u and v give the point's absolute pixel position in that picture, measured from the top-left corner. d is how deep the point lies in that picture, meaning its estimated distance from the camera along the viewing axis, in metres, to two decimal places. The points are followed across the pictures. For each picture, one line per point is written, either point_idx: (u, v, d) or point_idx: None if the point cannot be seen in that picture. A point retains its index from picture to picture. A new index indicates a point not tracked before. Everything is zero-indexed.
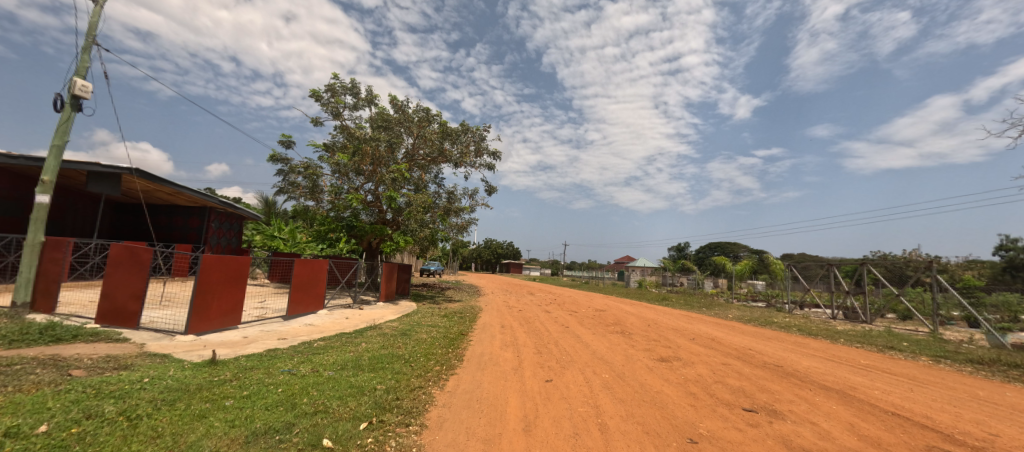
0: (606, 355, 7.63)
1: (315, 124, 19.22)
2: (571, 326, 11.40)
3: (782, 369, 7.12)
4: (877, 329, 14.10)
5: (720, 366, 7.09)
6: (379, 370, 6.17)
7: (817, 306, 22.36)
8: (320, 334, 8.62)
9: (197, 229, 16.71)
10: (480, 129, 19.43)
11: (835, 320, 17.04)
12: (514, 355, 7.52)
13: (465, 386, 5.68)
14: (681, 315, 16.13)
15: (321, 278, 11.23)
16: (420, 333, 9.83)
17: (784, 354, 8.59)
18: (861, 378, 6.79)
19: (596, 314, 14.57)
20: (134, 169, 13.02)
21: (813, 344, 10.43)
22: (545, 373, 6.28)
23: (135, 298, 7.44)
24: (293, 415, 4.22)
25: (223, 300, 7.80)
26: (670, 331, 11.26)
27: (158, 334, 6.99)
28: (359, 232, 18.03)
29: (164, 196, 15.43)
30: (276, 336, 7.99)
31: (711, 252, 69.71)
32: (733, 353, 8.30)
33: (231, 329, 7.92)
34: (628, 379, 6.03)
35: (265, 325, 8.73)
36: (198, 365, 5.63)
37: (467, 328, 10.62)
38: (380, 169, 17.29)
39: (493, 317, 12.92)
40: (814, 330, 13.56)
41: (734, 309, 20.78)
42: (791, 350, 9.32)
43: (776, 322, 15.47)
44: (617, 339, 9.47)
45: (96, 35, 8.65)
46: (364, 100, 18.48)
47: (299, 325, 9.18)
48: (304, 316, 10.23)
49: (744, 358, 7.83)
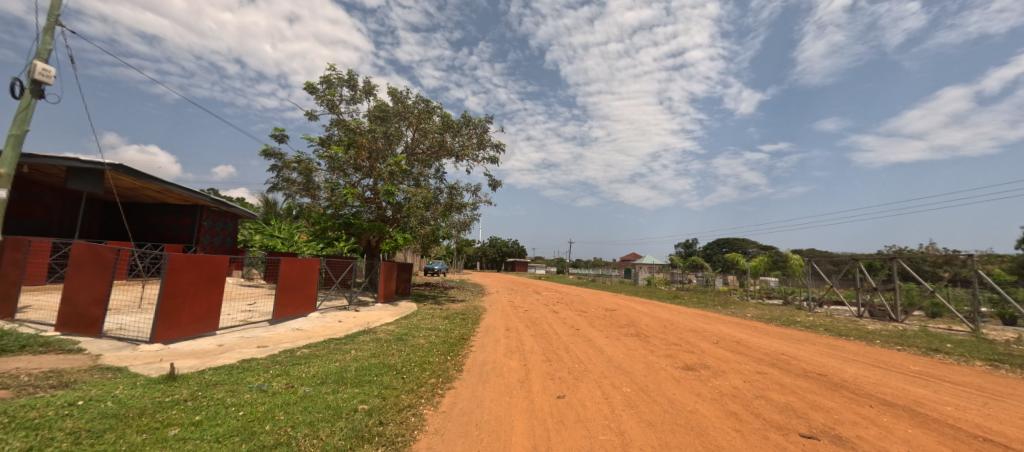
0: (625, 363, 6.76)
1: (310, 118, 18.39)
2: (581, 328, 10.49)
3: (828, 379, 6.22)
4: (911, 328, 13.05)
5: (758, 375, 6.21)
6: (364, 385, 5.33)
7: (838, 303, 21.17)
8: (306, 341, 7.82)
9: (189, 227, 16.05)
10: (482, 121, 18.55)
11: (863, 318, 15.93)
12: (520, 364, 6.67)
13: (463, 405, 4.82)
14: (697, 314, 15.14)
15: (313, 278, 10.47)
16: (418, 338, 9.01)
17: (822, 359, 7.68)
18: (921, 389, 5.87)
19: (607, 314, 13.66)
20: (118, 165, 12.30)
21: (849, 347, 9.47)
22: (556, 387, 5.45)
23: (96, 303, 6.66)
24: (246, 449, 3.39)
25: (197, 305, 7.03)
26: (689, 332, 10.36)
27: (119, 344, 6.21)
28: (357, 230, 17.21)
29: (153, 194, 14.72)
30: (256, 344, 7.19)
31: (720, 249, 68.33)
32: (767, 359, 7.39)
33: (206, 336, 7.14)
34: (653, 394, 5.17)
35: (247, 331, 7.95)
36: (152, 382, 4.83)
37: (468, 332, 9.77)
38: (378, 163, 16.46)
39: (498, 319, 12.07)
40: (844, 330, 12.55)
41: (751, 307, 19.67)
42: (829, 354, 8.39)
43: (800, 322, 14.44)
44: (634, 343, 8.60)
45: (58, 14, 7.89)
46: (361, 92, 17.64)
47: (284, 331, 8.39)
48: (292, 320, 9.44)
49: (780, 366, 6.92)
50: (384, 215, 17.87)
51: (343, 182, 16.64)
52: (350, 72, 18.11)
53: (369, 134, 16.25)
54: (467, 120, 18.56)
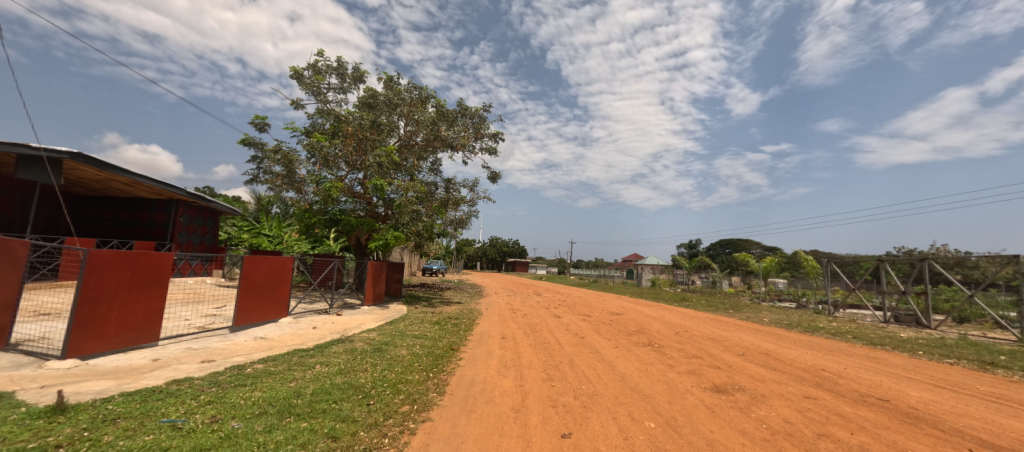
0: (641, 383, 5.60)
1: (296, 107, 17.23)
2: (587, 336, 9.31)
3: (895, 407, 5.07)
4: (950, 336, 11.93)
5: (808, 402, 5.06)
6: (314, 417, 4.18)
7: (856, 307, 20.03)
8: (264, 353, 6.65)
9: (164, 223, 14.99)
10: (480, 111, 17.50)
11: (891, 324, 14.78)
12: (516, 384, 5.50)
13: (437, 450, 3.65)
14: (711, 319, 13.95)
15: (286, 279, 9.32)
16: (401, 348, 7.86)
17: (873, 378, 6.51)
18: (1015, 421, 4.72)
19: (614, 319, 12.48)
20: (77, 154, 11.21)
21: (893, 359, 8.37)
22: (560, 421, 4.29)
23: (3, 309, 5.49)
24: None
25: (130, 312, 5.89)
26: (708, 342, 9.19)
27: (22, 360, 5.05)
28: (346, 227, 15.90)
29: (122, 186, 13.62)
30: (201, 357, 6.03)
31: (723, 250, 67.24)
32: (810, 378, 6.25)
33: (141, 349, 5.99)
34: (686, 433, 4.01)
35: (198, 341, 6.79)
36: (29, 416, 3.67)
37: (459, 341, 8.60)
38: (367, 154, 15.28)
39: (494, 325, 10.93)
40: (876, 338, 11.46)
41: (766, 310, 18.38)
42: (875, 369, 7.26)
43: (825, 328, 13.20)
44: (648, 356, 7.45)
45: None
46: (350, 79, 16.48)
47: (244, 340, 7.24)
48: (257, 327, 8.26)
49: (829, 388, 5.76)
50: (374, 211, 16.69)
51: (330, 175, 15.39)
52: (339, 58, 16.96)
53: (356, 121, 15.05)
54: (462, 110, 17.46)
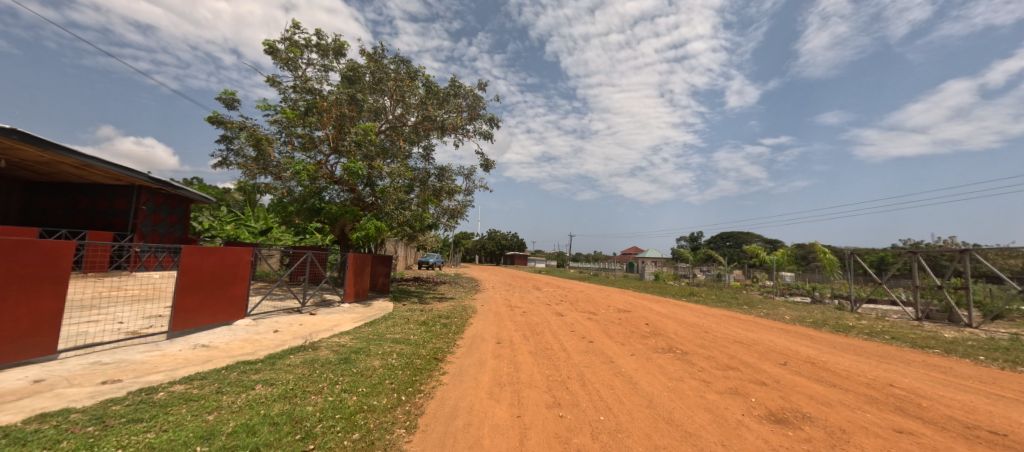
0: (676, 411, 4.26)
1: (272, 84, 15.69)
2: (596, 341, 7.96)
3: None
4: (1000, 337, 10.64)
5: (907, 441, 3.74)
6: None
7: (877, 301, 18.75)
8: (194, 368, 5.27)
9: (124, 212, 13.53)
10: (473, 89, 16.03)
11: (926, 323, 13.47)
12: (513, 414, 4.14)
13: None
14: (727, 317, 12.69)
15: (243, 275, 7.93)
16: (374, 357, 6.51)
17: (960, 397, 5.21)
18: None
19: (623, 318, 11.21)
20: (10, 130, 9.68)
21: (958, 367, 7.10)
22: None
23: None
24: None
25: (8, 317, 4.51)
26: (737, 347, 7.87)
27: None
28: (327, 216, 14.42)
29: (73, 170, 12.10)
30: (105, 376, 4.66)
31: (724, 243, 66.31)
32: (886, 400, 4.93)
33: (23, 366, 4.60)
34: None
35: (115, 353, 5.41)
36: None
37: (446, 347, 7.28)
38: (347, 133, 13.75)
39: (489, 326, 9.57)
40: (918, 340, 10.19)
41: (784, 306, 17.06)
42: (952, 383, 5.94)
43: (857, 327, 11.88)
44: (672, 368, 6.11)
45: None
46: (329, 52, 14.90)
47: (176, 350, 5.85)
48: (202, 332, 6.88)
49: (918, 416, 4.44)
50: (359, 199, 15.20)
51: (308, 159, 13.89)
52: (319, 31, 15.41)
53: (334, 97, 13.51)
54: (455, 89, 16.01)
